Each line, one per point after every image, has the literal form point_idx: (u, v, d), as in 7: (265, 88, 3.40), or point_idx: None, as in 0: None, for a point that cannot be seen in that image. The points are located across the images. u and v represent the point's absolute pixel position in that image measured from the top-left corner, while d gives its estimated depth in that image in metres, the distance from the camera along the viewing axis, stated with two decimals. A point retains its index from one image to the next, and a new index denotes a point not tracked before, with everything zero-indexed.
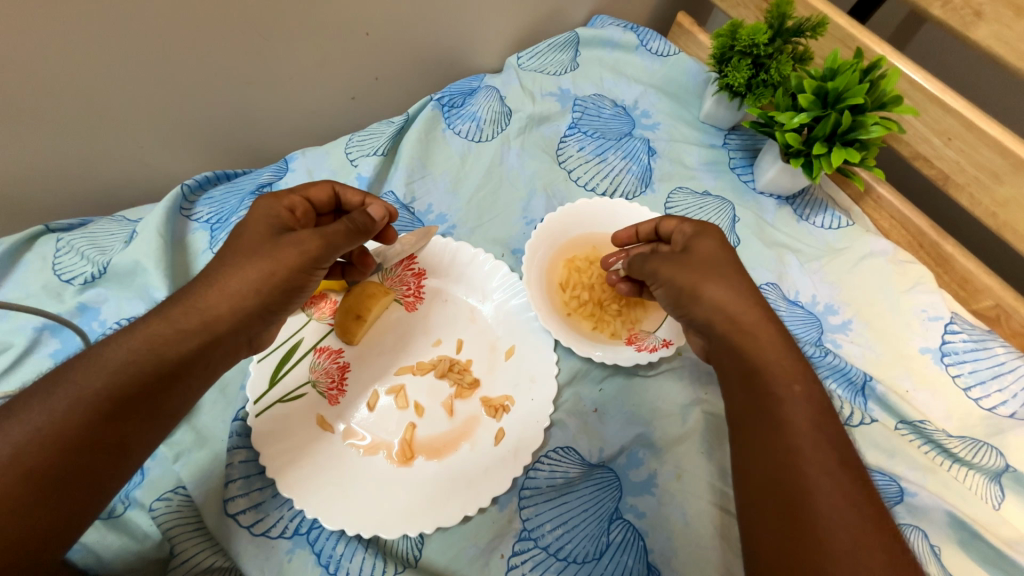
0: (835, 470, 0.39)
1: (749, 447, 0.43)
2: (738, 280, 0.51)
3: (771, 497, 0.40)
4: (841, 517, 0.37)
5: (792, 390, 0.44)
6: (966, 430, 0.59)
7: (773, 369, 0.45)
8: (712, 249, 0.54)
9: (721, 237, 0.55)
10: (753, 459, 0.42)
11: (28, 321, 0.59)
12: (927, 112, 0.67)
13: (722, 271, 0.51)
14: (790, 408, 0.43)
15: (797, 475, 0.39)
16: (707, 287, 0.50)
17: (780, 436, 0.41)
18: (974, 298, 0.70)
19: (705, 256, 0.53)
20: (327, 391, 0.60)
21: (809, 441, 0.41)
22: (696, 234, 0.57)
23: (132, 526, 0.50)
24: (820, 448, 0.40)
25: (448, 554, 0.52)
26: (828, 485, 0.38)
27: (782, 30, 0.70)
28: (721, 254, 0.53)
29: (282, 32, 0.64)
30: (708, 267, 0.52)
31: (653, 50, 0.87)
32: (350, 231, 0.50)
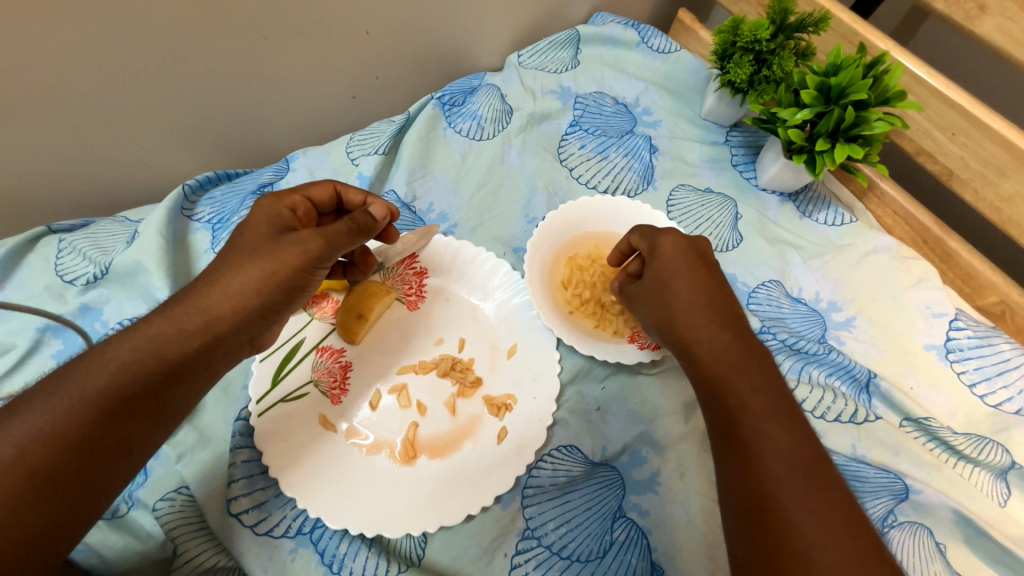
0: (798, 474, 0.39)
1: (722, 458, 0.43)
2: (688, 297, 0.51)
3: (743, 509, 0.40)
4: (801, 524, 0.37)
5: (751, 397, 0.44)
6: (971, 427, 0.59)
7: (734, 378, 0.45)
8: (669, 265, 0.53)
9: (676, 246, 0.54)
10: (727, 471, 0.42)
11: (31, 322, 0.59)
12: (930, 107, 0.67)
13: (674, 294, 0.52)
14: (758, 413, 0.43)
15: (762, 481, 0.40)
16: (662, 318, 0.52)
17: (748, 445, 0.42)
18: (979, 294, 0.70)
19: (660, 279, 0.53)
20: (329, 391, 0.59)
21: (778, 447, 0.41)
22: (650, 250, 0.56)
23: (136, 525, 0.50)
24: (790, 454, 0.41)
25: (451, 553, 0.52)
26: (799, 489, 0.39)
27: (785, 26, 0.70)
28: (678, 273, 0.52)
29: (283, 31, 0.64)
30: (657, 290, 0.53)
31: (654, 46, 0.86)
32: (353, 230, 0.49)
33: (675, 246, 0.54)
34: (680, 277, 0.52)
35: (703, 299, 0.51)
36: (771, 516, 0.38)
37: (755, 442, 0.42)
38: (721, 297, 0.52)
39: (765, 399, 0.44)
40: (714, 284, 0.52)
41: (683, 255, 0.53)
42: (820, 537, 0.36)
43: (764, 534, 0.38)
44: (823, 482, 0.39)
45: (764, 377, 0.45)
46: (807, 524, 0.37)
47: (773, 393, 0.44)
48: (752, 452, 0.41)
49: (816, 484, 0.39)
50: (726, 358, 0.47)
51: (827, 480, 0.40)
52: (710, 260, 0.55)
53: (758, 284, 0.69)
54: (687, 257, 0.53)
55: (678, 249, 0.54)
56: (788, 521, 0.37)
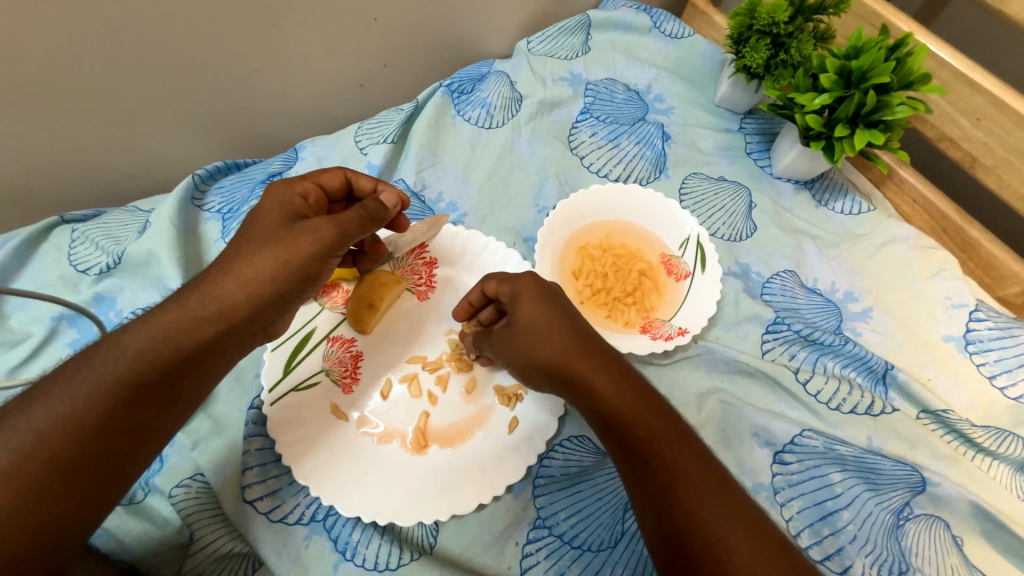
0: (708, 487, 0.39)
1: (648, 527, 0.40)
2: (562, 335, 0.48)
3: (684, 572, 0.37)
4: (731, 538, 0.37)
5: (647, 429, 0.42)
6: (990, 420, 0.58)
7: (632, 412, 0.43)
8: (533, 304, 0.50)
9: (538, 291, 0.52)
10: (648, 503, 0.40)
11: (46, 311, 0.60)
12: (955, 91, 0.65)
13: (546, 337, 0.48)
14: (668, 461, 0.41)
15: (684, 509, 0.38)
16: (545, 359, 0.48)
17: (670, 502, 0.39)
18: (1000, 285, 0.69)
19: (532, 319, 0.49)
20: (341, 379, 0.60)
21: (695, 482, 0.40)
22: (511, 297, 0.52)
23: (153, 512, 0.51)
24: (705, 485, 0.39)
25: (463, 541, 0.52)
26: (707, 490, 0.39)
27: (804, 8, 0.68)
28: (545, 316, 0.49)
29: (292, 18, 0.63)
30: (534, 334, 0.49)
31: (666, 32, 0.85)
32: (364, 218, 0.50)
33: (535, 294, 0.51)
34: (554, 337, 0.48)
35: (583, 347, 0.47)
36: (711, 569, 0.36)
37: (660, 462, 0.41)
38: (592, 335, 0.49)
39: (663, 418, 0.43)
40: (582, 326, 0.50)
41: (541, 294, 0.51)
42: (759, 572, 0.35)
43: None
44: (740, 503, 0.39)
45: (662, 406, 0.44)
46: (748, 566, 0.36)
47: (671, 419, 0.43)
48: (662, 474, 0.40)
49: (739, 508, 0.38)
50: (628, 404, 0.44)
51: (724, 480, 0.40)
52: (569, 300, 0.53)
53: (771, 274, 0.68)
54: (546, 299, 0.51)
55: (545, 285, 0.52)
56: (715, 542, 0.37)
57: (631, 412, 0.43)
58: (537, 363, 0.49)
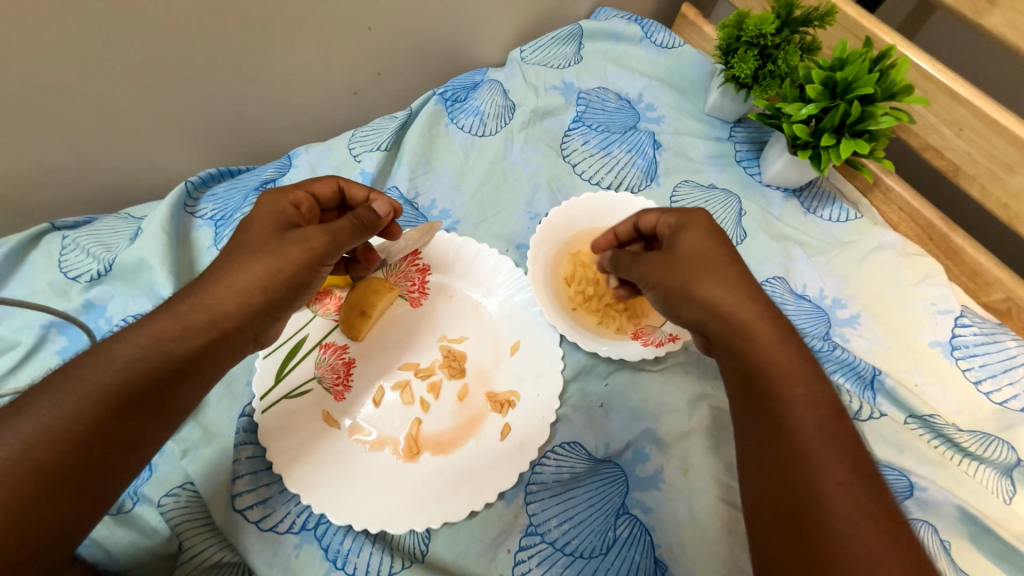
0: (848, 473, 0.38)
1: (769, 487, 0.40)
2: (733, 272, 0.47)
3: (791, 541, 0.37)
4: (858, 525, 0.35)
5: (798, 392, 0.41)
6: (976, 424, 0.59)
7: (784, 371, 0.43)
8: (693, 241, 0.49)
9: (710, 227, 0.50)
10: (773, 464, 0.40)
11: (35, 319, 0.59)
12: (937, 102, 0.66)
13: (709, 270, 0.47)
14: (811, 436, 0.39)
15: (818, 482, 0.38)
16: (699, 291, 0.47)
17: (792, 479, 0.38)
18: (985, 292, 0.70)
19: (694, 253, 0.48)
20: (333, 387, 0.60)
21: (834, 459, 0.38)
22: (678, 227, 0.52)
23: (141, 521, 0.50)
24: (843, 481, 0.37)
25: (455, 548, 0.52)
26: (842, 471, 0.38)
27: (790, 20, 0.69)
28: (712, 255, 0.48)
29: (285, 27, 0.64)
30: (700, 264, 0.48)
31: (657, 42, 0.86)
32: (356, 227, 0.51)
33: (705, 228, 0.50)
34: (720, 274, 0.47)
35: (750, 298, 0.46)
36: (821, 547, 0.35)
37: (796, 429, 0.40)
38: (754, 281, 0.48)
39: (816, 389, 0.42)
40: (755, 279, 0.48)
41: (710, 235, 0.50)
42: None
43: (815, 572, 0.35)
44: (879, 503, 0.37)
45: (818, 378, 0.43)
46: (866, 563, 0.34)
47: (828, 399, 0.42)
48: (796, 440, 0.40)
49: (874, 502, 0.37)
50: (784, 367, 0.43)
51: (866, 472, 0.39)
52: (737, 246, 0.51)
53: (761, 280, 0.69)
54: (715, 238, 0.49)
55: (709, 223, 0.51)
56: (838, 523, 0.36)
57: (779, 373, 0.43)
58: (690, 294, 0.47)
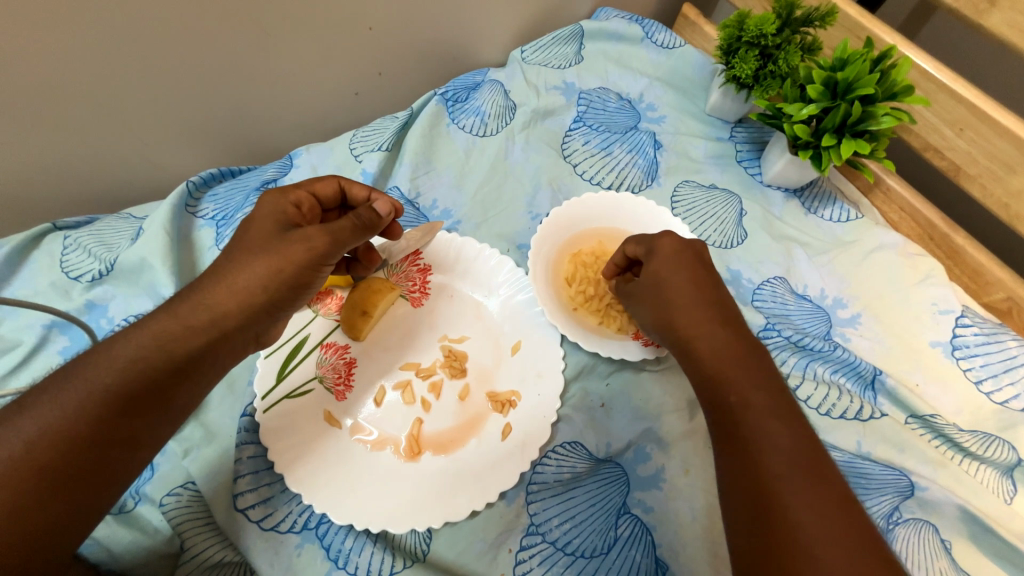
0: (796, 466, 0.41)
1: (729, 487, 0.43)
2: (692, 296, 0.54)
3: (756, 533, 0.39)
4: (806, 512, 0.38)
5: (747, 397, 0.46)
6: (977, 424, 0.59)
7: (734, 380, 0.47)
8: (658, 268, 0.57)
9: (674, 250, 0.57)
10: (731, 465, 0.43)
11: (37, 319, 0.60)
12: (938, 102, 0.66)
13: (670, 297, 0.55)
14: (762, 435, 0.43)
15: (766, 475, 0.41)
16: (665, 317, 0.55)
17: (747, 476, 0.42)
18: (985, 291, 0.70)
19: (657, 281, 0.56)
20: (334, 387, 0.60)
21: (781, 453, 0.42)
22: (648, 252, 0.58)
23: (143, 521, 0.51)
24: (791, 473, 0.40)
25: (456, 548, 0.52)
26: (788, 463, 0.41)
27: (791, 20, 0.69)
28: (674, 282, 0.55)
29: (287, 28, 0.64)
30: (660, 293, 0.56)
31: (658, 42, 0.86)
32: (357, 227, 0.51)
33: (673, 249, 0.57)
34: (680, 298, 0.54)
35: (707, 317, 0.52)
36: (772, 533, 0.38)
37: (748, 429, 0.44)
38: (718, 302, 0.54)
39: (763, 393, 0.46)
40: (726, 307, 0.54)
41: (674, 260, 0.56)
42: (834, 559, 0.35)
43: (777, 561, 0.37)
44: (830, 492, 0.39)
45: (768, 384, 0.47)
46: (824, 547, 0.36)
47: (776, 401, 0.45)
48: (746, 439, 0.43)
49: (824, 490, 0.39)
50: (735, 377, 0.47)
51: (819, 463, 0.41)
52: (706, 266, 0.57)
53: (762, 280, 0.69)
54: (682, 263, 0.56)
55: (673, 249, 0.57)
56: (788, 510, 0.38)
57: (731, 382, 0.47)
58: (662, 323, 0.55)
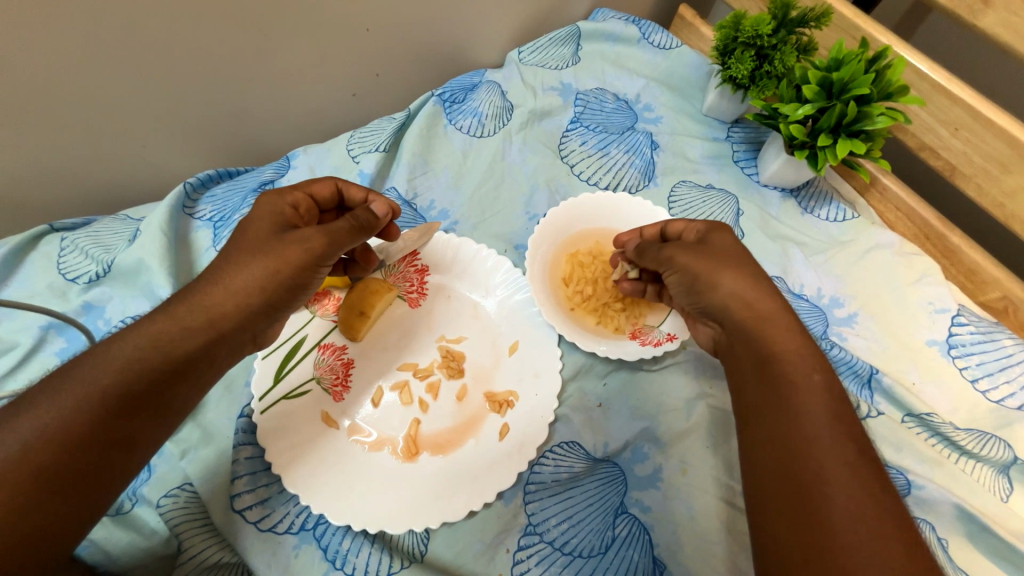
0: (853, 459, 0.38)
1: (772, 467, 0.40)
2: (756, 272, 0.49)
3: (800, 526, 0.36)
4: (861, 508, 0.35)
5: (809, 379, 0.42)
6: (973, 422, 0.59)
7: (792, 359, 0.43)
8: (722, 241, 0.52)
9: (738, 235, 0.54)
10: (778, 445, 0.40)
11: (33, 320, 0.59)
12: (933, 102, 0.67)
13: (732, 266, 0.49)
14: (819, 419, 0.40)
15: (820, 463, 0.38)
16: (719, 279, 0.49)
17: (799, 461, 0.38)
18: (981, 291, 0.70)
19: (723, 249, 0.51)
20: (332, 388, 0.60)
21: (837, 442, 0.39)
22: (709, 229, 0.55)
23: (140, 522, 0.50)
24: (848, 466, 0.37)
25: (454, 548, 0.52)
26: (845, 455, 0.38)
27: (786, 21, 0.69)
28: (736, 256, 0.50)
29: (283, 29, 0.64)
30: (726, 258, 0.50)
31: (655, 43, 0.86)
32: (354, 228, 0.51)
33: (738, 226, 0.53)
34: (743, 270, 0.49)
35: (767, 293, 0.48)
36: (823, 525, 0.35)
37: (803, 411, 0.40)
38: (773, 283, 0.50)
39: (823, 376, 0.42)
40: None
41: (737, 240, 0.52)
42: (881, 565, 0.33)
43: (816, 559, 0.34)
44: (883, 490, 0.37)
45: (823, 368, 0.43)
46: (877, 547, 0.34)
47: (833, 387, 0.42)
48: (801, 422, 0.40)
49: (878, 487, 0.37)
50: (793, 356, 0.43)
51: (873, 459, 0.39)
52: None
53: None
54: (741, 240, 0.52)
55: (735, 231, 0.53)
56: (839, 504, 0.36)
57: (787, 360, 0.43)
58: (712, 284, 0.49)
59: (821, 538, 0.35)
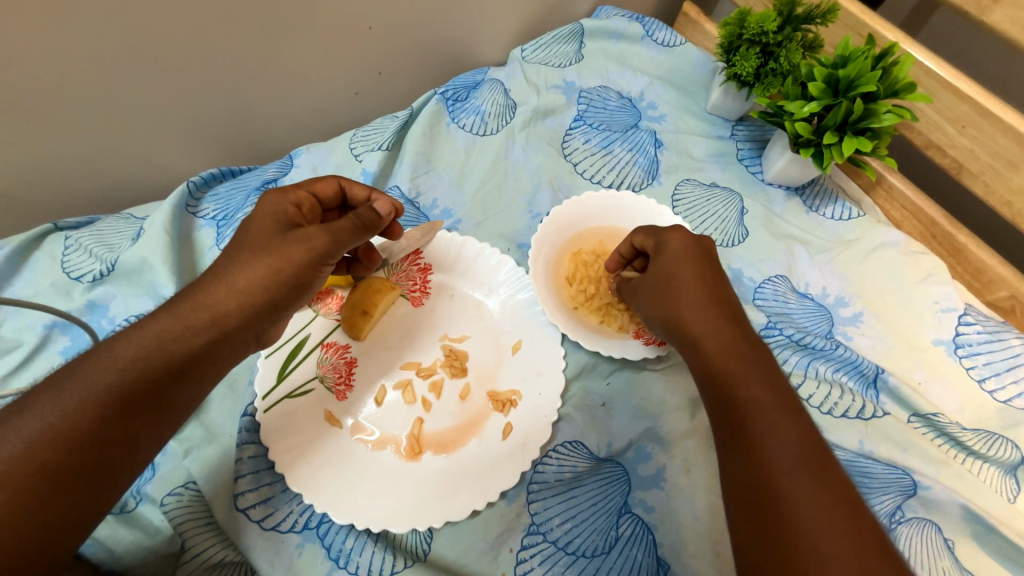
0: (799, 462, 0.41)
1: (730, 478, 0.44)
2: (696, 293, 0.54)
3: (757, 530, 0.40)
4: (809, 507, 0.39)
5: (753, 391, 0.46)
6: (980, 423, 0.59)
7: (738, 375, 0.48)
8: (668, 263, 0.56)
9: (683, 247, 0.57)
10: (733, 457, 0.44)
11: (38, 319, 0.60)
12: (940, 99, 0.66)
13: (675, 292, 0.54)
14: (765, 429, 0.44)
15: (769, 469, 0.41)
16: (669, 309, 0.54)
17: (751, 471, 0.42)
18: (988, 290, 0.70)
19: (666, 274, 0.56)
20: (334, 387, 0.60)
21: (784, 447, 0.42)
22: (657, 248, 0.58)
23: (143, 520, 0.51)
24: (794, 469, 0.41)
25: (457, 547, 0.52)
26: (791, 458, 0.41)
27: (792, 18, 0.69)
28: (680, 278, 0.55)
29: (287, 28, 0.64)
30: (666, 286, 0.55)
31: (659, 40, 0.86)
32: (357, 227, 0.51)
33: (683, 245, 0.57)
34: (685, 294, 0.54)
35: (711, 313, 0.52)
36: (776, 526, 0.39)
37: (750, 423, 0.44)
38: (722, 299, 0.54)
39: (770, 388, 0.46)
40: (730, 305, 0.53)
41: (684, 256, 0.56)
42: (836, 557, 0.36)
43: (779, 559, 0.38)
44: (834, 489, 0.40)
45: (770, 380, 0.47)
46: (824, 541, 0.37)
47: (780, 398, 0.46)
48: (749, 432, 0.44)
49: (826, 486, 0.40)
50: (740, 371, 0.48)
51: (821, 460, 0.42)
52: (713, 263, 0.57)
53: (764, 279, 0.69)
54: (689, 256, 0.56)
55: (682, 245, 0.57)
56: (791, 506, 0.39)
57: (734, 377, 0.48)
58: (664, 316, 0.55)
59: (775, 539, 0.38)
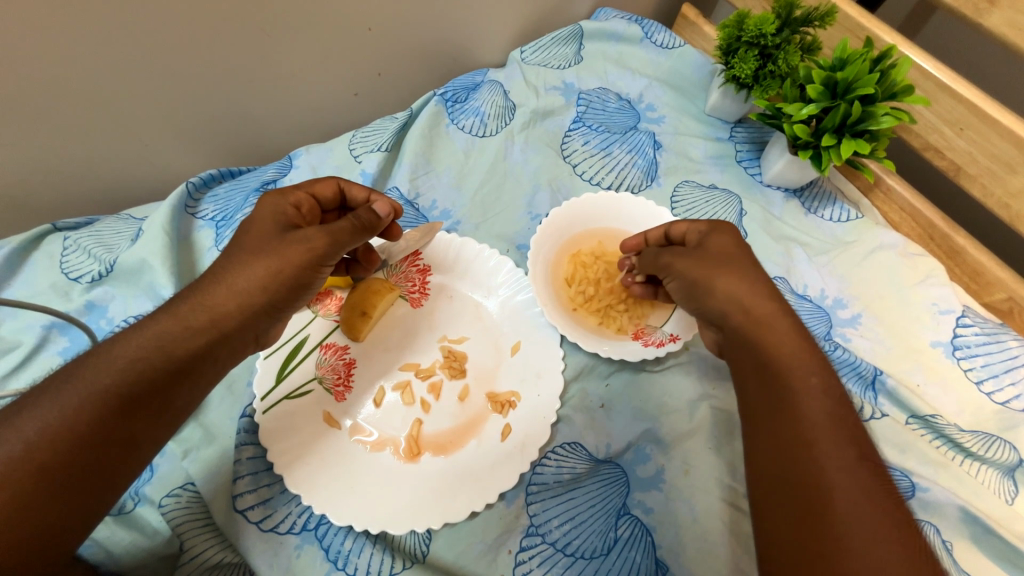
0: (852, 462, 0.38)
1: (771, 469, 0.40)
2: (754, 275, 0.49)
3: (801, 529, 0.36)
4: (863, 513, 0.35)
5: (809, 380, 0.42)
6: (978, 425, 0.59)
7: (793, 362, 0.43)
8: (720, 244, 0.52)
9: (736, 235, 0.53)
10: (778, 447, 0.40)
11: (36, 320, 0.60)
12: (938, 101, 0.66)
13: (729, 269, 0.49)
14: (819, 421, 0.40)
15: (820, 466, 0.37)
16: (718, 282, 0.49)
17: (799, 465, 0.38)
18: (986, 292, 0.70)
19: (721, 252, 0.51)
20: (333, 388, 0.60)
21: (838, 446, 0.38)
22: (708, 230, 0.54)
23: (142, 521, 0.51)
24: (848, 471, 0.37)
25: (456, 549, 0.52)
26: (846, 459, 0.38)
27: (790, 20, 0.69)
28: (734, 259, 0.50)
29: (286, 29, 0.64)
30: (723, 261, 0.50)
31: (658, 42, 0.86)
32: (356, 228, 0.51)
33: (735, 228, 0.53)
34: (741, 274, 0.49)
35: (764, 295, 0.47)
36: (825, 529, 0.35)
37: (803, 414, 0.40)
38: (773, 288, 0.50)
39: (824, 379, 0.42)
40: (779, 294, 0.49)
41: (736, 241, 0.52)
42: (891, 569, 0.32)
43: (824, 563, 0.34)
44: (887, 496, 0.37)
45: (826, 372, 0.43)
46: (879, 551, 0.33)
47: (834, 391, 0.42)
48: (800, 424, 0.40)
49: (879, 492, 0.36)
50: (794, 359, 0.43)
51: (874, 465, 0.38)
52: None
53: None
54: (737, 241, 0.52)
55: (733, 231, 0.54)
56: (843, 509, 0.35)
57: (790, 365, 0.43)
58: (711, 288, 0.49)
59: (824, 541, 0.34)
